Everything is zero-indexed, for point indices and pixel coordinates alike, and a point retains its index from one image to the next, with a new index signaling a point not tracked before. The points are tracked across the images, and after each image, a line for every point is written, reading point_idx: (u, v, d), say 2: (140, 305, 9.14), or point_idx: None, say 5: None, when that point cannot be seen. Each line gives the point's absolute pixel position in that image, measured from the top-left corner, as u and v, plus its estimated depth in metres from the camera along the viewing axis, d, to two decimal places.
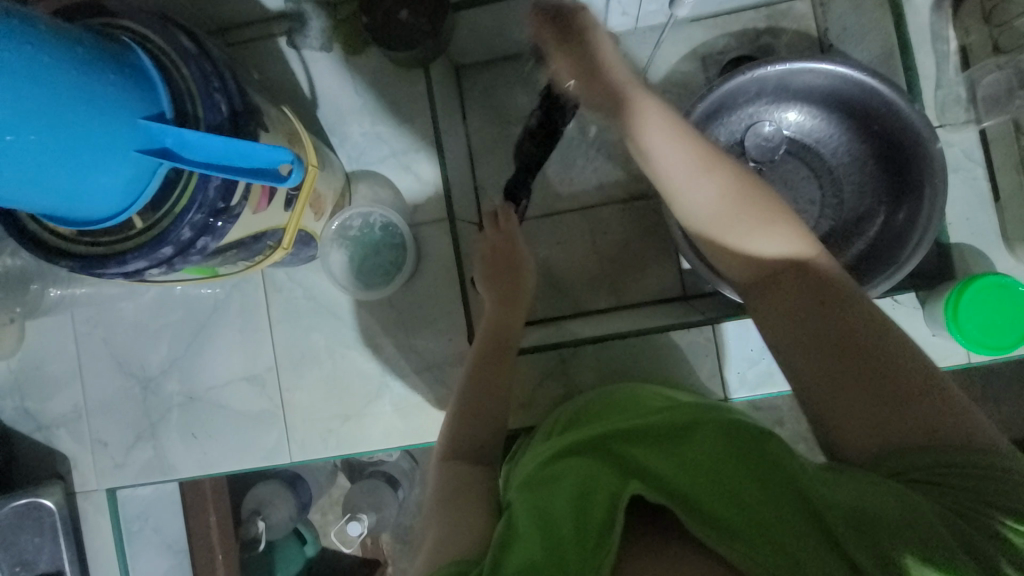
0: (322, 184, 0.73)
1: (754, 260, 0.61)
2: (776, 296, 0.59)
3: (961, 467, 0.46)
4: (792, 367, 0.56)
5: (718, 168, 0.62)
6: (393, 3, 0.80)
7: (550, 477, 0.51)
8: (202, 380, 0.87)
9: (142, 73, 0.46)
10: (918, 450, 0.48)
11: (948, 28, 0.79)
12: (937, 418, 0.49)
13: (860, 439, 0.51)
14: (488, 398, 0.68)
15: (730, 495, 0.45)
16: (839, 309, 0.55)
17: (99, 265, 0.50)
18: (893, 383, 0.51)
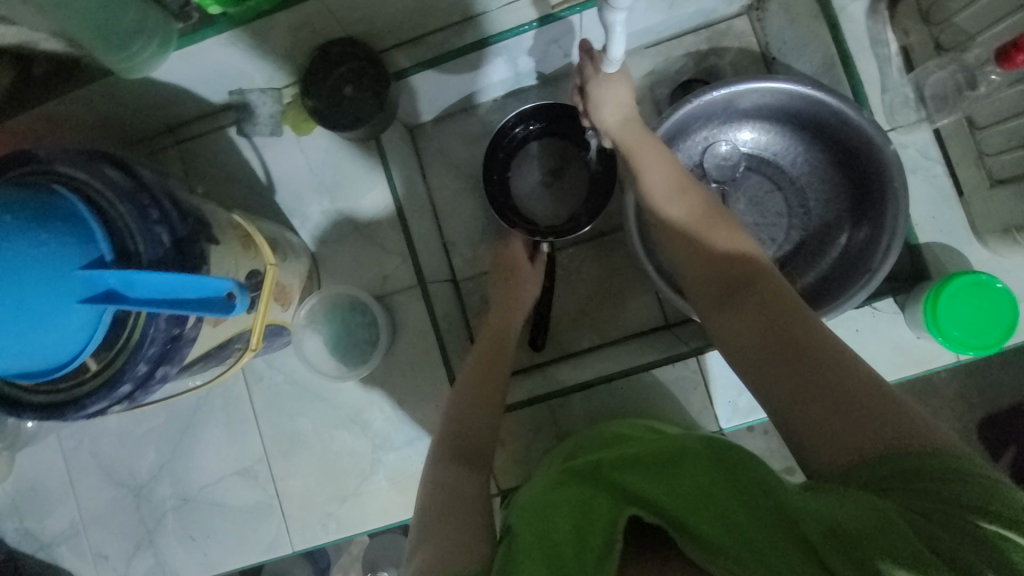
0: (285, 274, 0.73)
1: (708, 265, 0.58)
2: (728, 306, 0.54)
3: (933, 469, 0.38)
4: (751, 374, 0.49)
5: (691, 191, 0.64)
6: (336, 80, 0.80)
7: (554, 506, 0.53)
8: (193, 479, 0.85)
9: (79, 220, 0.46)
10: (886, 454, 0.40)
11: (886, 31, 0.78)
12: (900, 415, 0.41)
13: (824, 444, 0.43)
14: (474, 409, 0.66)
15: (720, 517, 0.44)
16: (796, 312, 0.50)
17: (59, 412, 0.49)
18: (850, 378, 0.44)
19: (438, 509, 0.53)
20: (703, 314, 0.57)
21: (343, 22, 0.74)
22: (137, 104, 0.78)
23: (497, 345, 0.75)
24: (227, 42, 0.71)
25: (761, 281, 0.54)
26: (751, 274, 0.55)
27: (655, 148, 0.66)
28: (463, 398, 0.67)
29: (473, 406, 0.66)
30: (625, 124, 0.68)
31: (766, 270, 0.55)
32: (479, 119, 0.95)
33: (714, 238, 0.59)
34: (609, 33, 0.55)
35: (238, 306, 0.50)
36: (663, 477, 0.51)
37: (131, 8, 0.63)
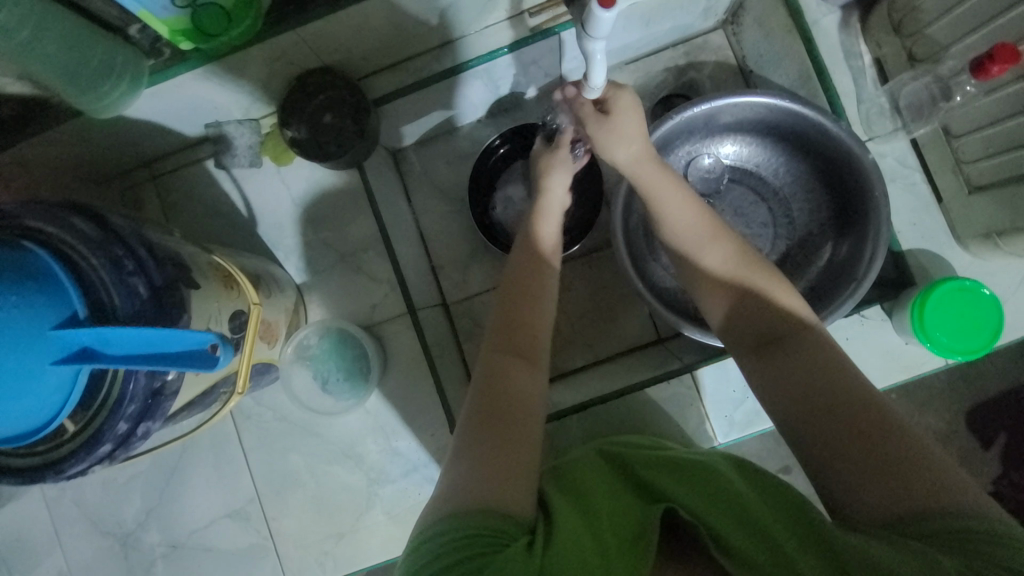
0: (270, 311, 0.72)
1: (747, 318, 0.58)
2: (769, 359, 0.55)
3: (979, 534, 0.40)
4: (795, 428, 0.51)
5: (719, 234, 0.62)
6: (315, 109, 0.79)
7: (586, 489, 0.54)
8: (183, 524, 0.82)
9: (48, 277, 0.44)
10: (929, 511, 0.42)
11: (860, 43, 0.80)
12: (940, 476, 0.44)
13: (869, 500, 0.45)
14: (517, 331, 0.60)
15: (751, 522, 0.44)
16: (843, 374, 0.51)
17: (38, 477, 0.47)
18: (898, 445, 0.46)
19: (483, 423, 0.53)
20: (739, 359, 0.58)
21: (320, 52, 0.73)
22: (110, 141, 0.76)
23: (524, 284, 0.64)
24: (201, 77, 0.69)
25: (803, 338, 0.55)
26: (793, 331, 0.56)
27: (683, 190, 0.62)
28: (504, 330, 0.61)
29: (518, 329, 0.61)
30: (640, 162, 0.62)
31: (807, 324, 0.56)
32: (462, 140, 0.94)
33: (754, 284, 0.59)
34: (590, 61, 0.55)
35: (221, 358, 0.51)
36: (692, 479, 0.50)
37: (98, 47, 0.61)
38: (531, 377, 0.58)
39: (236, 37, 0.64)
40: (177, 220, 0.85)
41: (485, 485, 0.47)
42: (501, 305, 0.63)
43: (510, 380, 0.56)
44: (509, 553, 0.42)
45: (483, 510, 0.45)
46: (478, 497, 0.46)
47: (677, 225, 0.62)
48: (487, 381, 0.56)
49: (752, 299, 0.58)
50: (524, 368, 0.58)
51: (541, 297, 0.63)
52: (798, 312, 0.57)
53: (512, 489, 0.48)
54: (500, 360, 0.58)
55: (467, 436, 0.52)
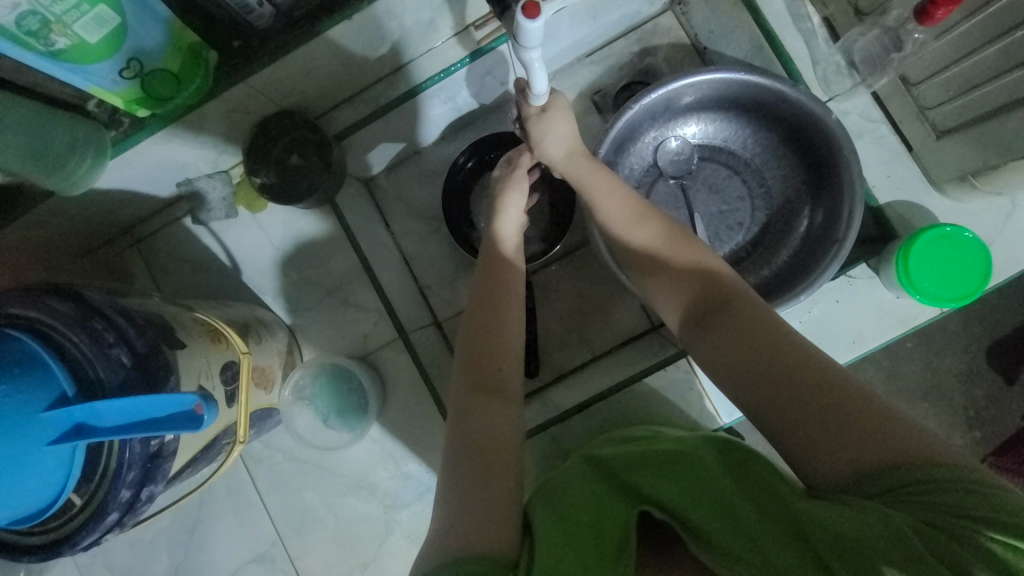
0: (262, 357, 0.73)
1: (686, 295, 0.59)
2: (710, 331, 0.56)
3: (939, 484, 0.41)
4: (746, 400, 0.52)
5: (648, 219, 0.64)
6: (280, 152, 0.80)
7: (569, 495, 0.53)
8: (212, 574, 0.84)
9: (34, 361, 0.45)
10: (889, 470, 0.43)
11: (807, 5, 0.80)
12: (898, 430, 0.45)
13: (835, 466, 0.46)
14: (489, 356, 0.62)
15: (726, 512, 0.45)
16: (776, 335, 0.52)
17: (54, 553, 0.49)
18: (850, 405, 0.47)
19: (469, 455, 0.54)
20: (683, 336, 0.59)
21: (276, 96, 0.75)
22: (88, 212, 0.78)
23: (495, 296, 0.65)
24: (163, 140, 0.71)
25: (737, 306, 0.56)
26: (728, 300, 0.57)
27: (608, 180, 0.66)
28: (471, 367, 0.61)
29: (486, 357, 0.61)
30: (570, 160, 0.68)
31: (740, 289, 0.57)
32: (430, 158, 0.94)
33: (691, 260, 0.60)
34: (531, 69, 0.56)
35: (205, 419, 0.51)
36: (668, 469, 0.51)
37: (58, 126, 0.63)
38: (503, 410, 0.58)
39: (188, 97, 0.66)
40: (165, 280, 0.87)
41: (472, 528, 0.49)
42: (467, 337, 0.63)
43: (482, 415, 0.57)
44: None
45: (469, 558, 0.46)
46: (464, 544, 0.48)
47: (614, 217, 0.65)
48: (461, 421, 0.57)
49: (693, 274, 0.59)
50: (496, 403, 0.58)
51: (511, 304, 0.65)
52: (729, 281, 0.58)
53: (495, 528, 0.49)
54: (472, 400, 0.58)
55: (453, 473, 0.54)
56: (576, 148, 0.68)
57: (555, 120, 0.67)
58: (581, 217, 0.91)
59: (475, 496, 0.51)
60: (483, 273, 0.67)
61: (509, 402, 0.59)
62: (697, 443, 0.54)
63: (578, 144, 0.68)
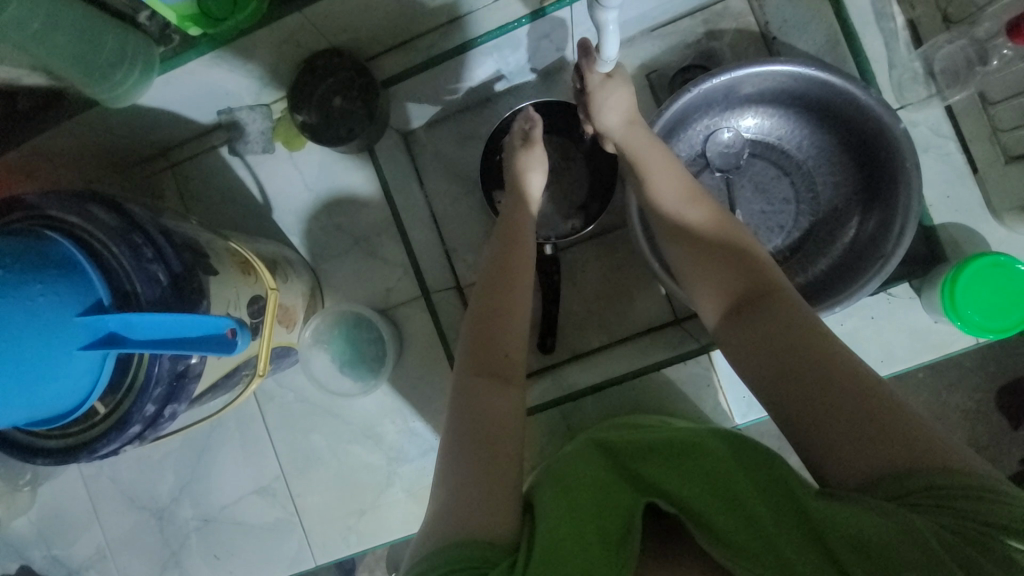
0: (287, 296, 0.73)
1: (728, 281, 0.58)
2: (743, 323, 0.55)
3: (957, 491, 0.41)
4: (768, 396, 0.51)
5: (695, 202, 0.63)
6: (325, 91, 0.78)
7: (576, 479, 0.54)
8: (214, 499, 0.86)
9: (75, 266, 0.45)
10: (914, 474, 0.43)
11: (892, 4, 0.76)
12: (919, 436, 0.44)
13: (852, 466, 0.45)
14: (499, 331, 0.62)
15: (741, 509, 0.44)
16: (805, 328, 0.52)
17: (73, 457, 0.49)
18: (872, 405, 0.46)
19: (473, 441, 0.54)
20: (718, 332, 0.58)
21: (328, 33, 0.72)
22: (128, 129, 0.78)
23: (510, 261, 0.67)
24: (211, 63, 0.69)
25: (772, 296, 0.55)
26: (764, 291, 0.56)
27: (661, 154, 0.66)
28: (478, 349, 0.61)
29: (493, 328, 0.62)
30: (629, 127, 0.69)
31: (782, 286, 0.56)
32: (473, 119, 0.91)
33: (738, 253, 0.59)
34: (602, 32, 0.54)
35: (239, 344, 0.51)
36: (677, 462, 0.51)
37: (110, 37, 0.62)
38: (506, 396, 0.58)
39: (241, 22, 0.64)
40: (196, 207, 0.87)
41: (475, 514, 0.49)
42: (472, 315, 0.64)
43: (484, 396, 0.57)
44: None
45: (473, 542, 0.46)
46: (458, 527, 0.47)
47: (664, 197, 0.64)
48: (466, 397, 0.57)
49: (732, 265, 0.58)
50: (499, 389, 0.58)
51: (522, 274, 0.66)
52: (770, 273, 0.57)
53: (496, 518, 0.49)
54: (475, 383, 0.58)
55: (453, 457, 0.54)
56: (634, 119, 0.69)
57: (619, 92, 0.69)
58: (620, 199, 0.89)
59: (479, 479, 0.51)
60: (502, 231, 0.71)
61: (512, 387, 0.59)
62: (706, 436, 0.53)
63: (636, 115, 0.69)
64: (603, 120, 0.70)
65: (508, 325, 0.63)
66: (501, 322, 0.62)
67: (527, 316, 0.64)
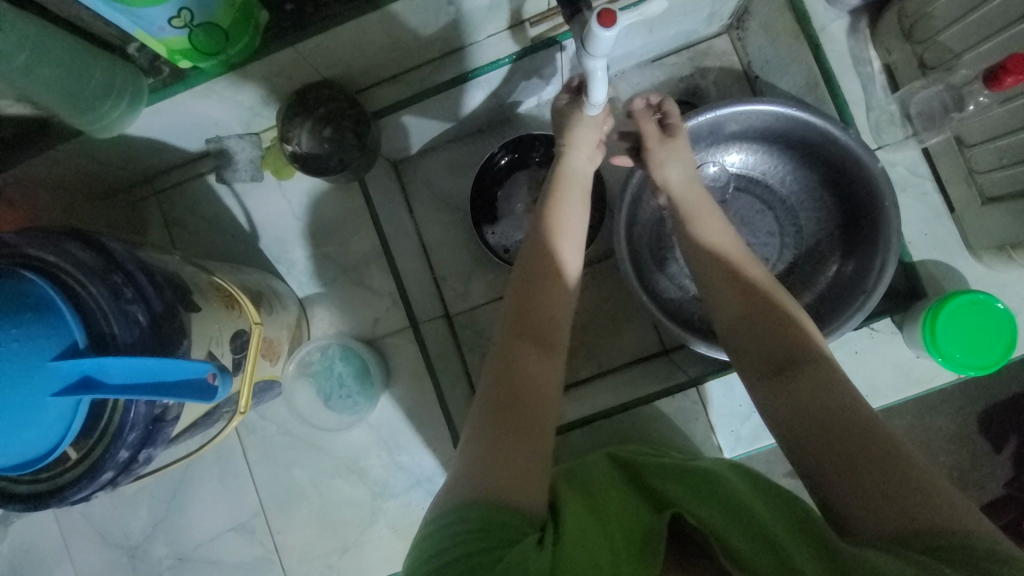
0: (272, 329, 0.72)
1: (765, 342, 0.58)
2: (780, 381, 0.54)
3: (993, 557, 0.38)
4: (795, 431, 0.51)
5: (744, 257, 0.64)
6: (314, 121, 0.78)
7: (598, 489, 0.55)
8: (190, 536, 0.83)
9: (49, 309, 0.43)
10: (940, 530, 0.40)
11: (870, 49, 0.79)
12: (949, 499, 0.42)
13: (875, 512, 0.44)
14: (542, 324, 0.61)
15: (757, 530, 0.44)
16: (852, 395, 0.51)
17: (40, 503, 0.47)
18: (900, 462, 0.45)
19: (502, 411, 0.53)
20: (753, 385, 0.57)
21: (319, 67, 0.72)
22: (114, 157, 0.77)
23: (544, 260, 0.64)
24: (201, 94, 0.69)
25: (815, 361, 0.54)
26: (807, 357, 0.55)
27: (711, 209, 0.68)
28: (520, 317, 0.61)
29: (536, 323, 0.61)
30: (684, 183, 0.70)
31: (824, 353, 0.56)
32: (464, 150, 0.92)
33: (780, 313, 0.59)
34: (592, 78, 0.56)
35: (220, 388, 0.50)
36: (696, 487, 0.51)
37: (97, 67, 0.61)
38: (545, 365, 0.58)
39: (234, 56, 0.64)
40: (182, 234, 0.86)
41: (502, 480, 0.48)
42: (517, 297, 0.63)
43: (527, 370, 0.57)
44: (523, 546, 0.43)
45: (493, 506, 0.45)
46: (487, 491, 0.46)
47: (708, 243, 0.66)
48: (500, 373, 0.57)
49: (777, 326, 0.58)
50: (537, 358, 0.59)
51: (557, 260, 0.64)
52: (813, 341, 0.56)
53: (522, 491, 0.48)
54: (514, 345, 0.59)
55: (483, 426, 0.53)
56: (692, 176, 0.71)
57: (677, 147, 0.70)
58: (609, 230, 0.90)
59: (508, 458, 0.50)
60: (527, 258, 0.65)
61: (551, 357, 0.59)
62: (722, 468, 0.55)
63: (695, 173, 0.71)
64: (659, 173, 0.71)
65: (547, 305, 0.62)
66: (545, 309, 0.62)
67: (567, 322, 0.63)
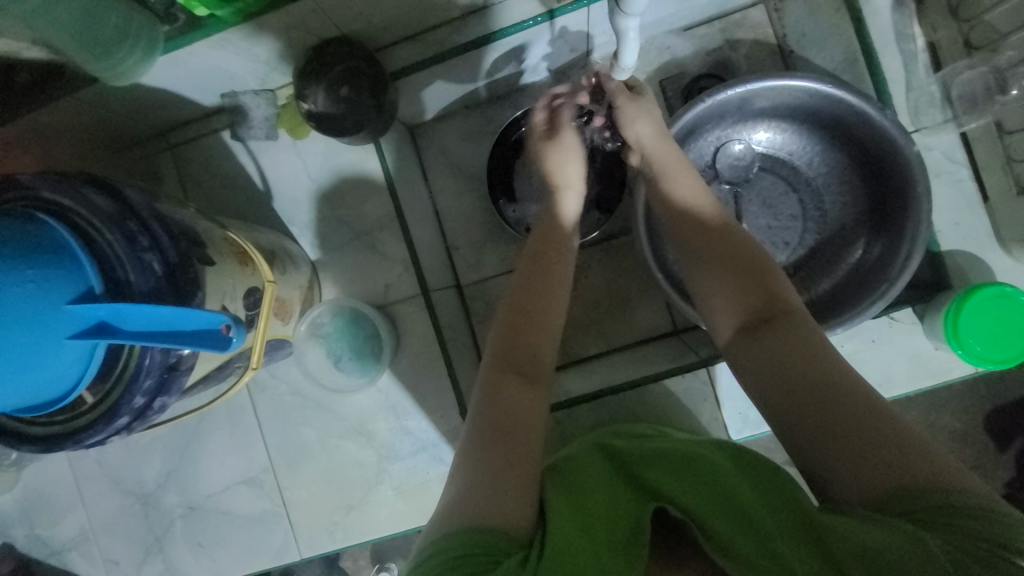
0: (285, 288, 0.72)
1: (742, 306, 0.58)
2: (752, 341, 0.56)
3: (962, 512, 0.41)
4: (773, 406, 0.52)
5: (719, 216, 0.64)
6: (333, 79, 0.75)
7: (584, 484, 0.54)
8: (201, 487, 0.85)
9: (66, 252, 0.43)
10: (918, 492, 0.43)
11: (914, 25, 0.75)
12: (926, 457, 0.45)
13: (859, 484, 0.46)
14: (527, 333, 0.63)
15: (747, 519, 0.45)
16: (825, 358, 0.52)
17: (57, 445, 0.48)
18: (879, 427, 0.47)
19: (492, 431, 0.55)
20: (731, 353, 0.58)
21: (338, 21, 0.70)
22: (129, 108, 0.76)
23: (543, 264, 0.67)
24: (217, 45, 0.67)
25: (791, 325, 0.55)
26: (782, 320, 0.55)
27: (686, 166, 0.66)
28: (504, 346, 0.62)
29: (528, 322, 0.63)
30: (655, 137, 0.68)
31: (796, 312, 0.56)
32: (483, 115, 0.90)
33: (760, 278, 0.59)
34: (621, 39, 0.53)
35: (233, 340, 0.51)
36: (683, 469, 0.52)
37: (114, 12, 0.60)
38: (530, 392, 0.59)
39: None
40: (196, 191, 0.86)
41: (490, 501, 0.49)
42: (506, 313, 0.65)
43: (509, 394, 0.58)
44: (507, 565, 0.44)
45: (484, 531, 0.46)
46: (477, 513, 0.48)
47: (686, 205, 0.65)
48: (487, 398, 0.58)
49: (754, 288, 0.58)
50: (524, 387, 0.59)
51: (558, 265, 0.68)
52: (786, 303, 0.57)
53: (512, 504, 0.49)
54: (498, 376, 0.60)
55: (472, 450, 0.54)
56: (661, 128, 0.68)
57: (647, 105, 0.69)
58: (627, 205, 0.88)
59: (501, 480, 0.51)
60: (536, 240, 0.70)
61: (538, 387, 0.60)
62: (709, 448, 0.55)
63: (661, 126, 0.68)
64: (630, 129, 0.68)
65: (542, 305, 0.65)
66: (542, 311, 0.64)
67: (557, 326, 0.65)
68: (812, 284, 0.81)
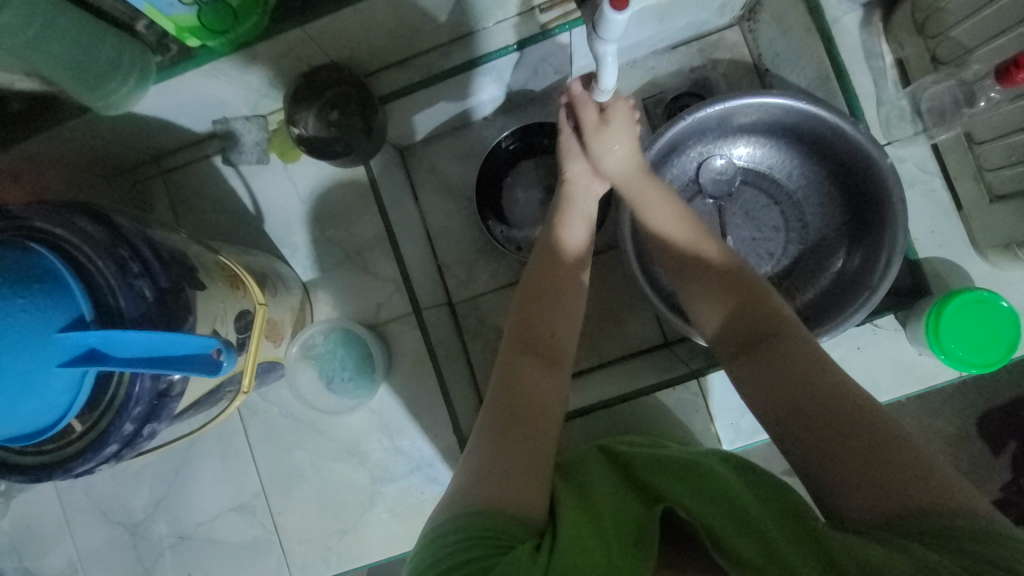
0: (276, 310, 0.73)
1: (736, 321, 0.60)
2: (749, 355, 0.58)
3: (966, 530, 0.40)
4: (772, 417, 0.54)
5: (708, 240, 0.66)
6: (324, 105, 0.77)
7: (593, 491, 0.54)
8: (192, 515, 0.84)
9: (58, 281, 0.44)
10: (922, 509, 0.42)
11: (882, 43, 0.78)
12: (932, 474, 0.44)
13: (865, 499, 0.45)
14: (541, 332, 0.63)
15: (751, 526, 0.45)
16: (822, 369, 0.53)
17: (46, 474, 0.48)
18: (883, 440, 0.47)
19: (504, 419, 0.55)
20: (728, 365, 0.60)
21: (326, 48, 0.71)
22: (121, 136, 0.77)
23: (556, 266, 0.67)
24: (208, 74, 0.68)
25: (785, 338, 0.56)
26: (776, 332, 0.57)
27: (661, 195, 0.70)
28: (521, 335, 0.62)
29: (539, 326, 0.63)
30: (628, 169, 0.71)
31: (790, 325, 0.58)
32: (471, 136, 0.92)
33: (754, 294, 0.61)
34: (602, 63, 0.56)
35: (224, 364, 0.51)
36: (690, 478, 0.52)
37: (104, 43, 0.61)
38: (553, 378, 0.60)
39: (242, 34, 0.63)
40: (187, 215, 0.86)
41: (505, 492, 0.49)
42: (520, 306, 0.65)
43: (527, 382, 0.58)
44: (518, 552, 0.43)
45: (494, 513, 0.46)
46: (487, 499, 0.48)
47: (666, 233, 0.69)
48: (505, 386, 0.58)
49: (749, 303, 0.60)
50: (542, 368, 0.60)
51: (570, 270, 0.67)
52: (779, 316, 0.58)
53: (527, 495, 0.50)
54: (515, 359, 0.60)
55: (486, 434, 0.54)
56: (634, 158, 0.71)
57: (618, 130, 0.71)
58: (614, 220, 0.90)
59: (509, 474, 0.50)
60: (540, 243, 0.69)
61: (556, 371, 0.61)
62: (712, 457, 0.55)
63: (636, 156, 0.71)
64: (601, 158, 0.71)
65: (558, 300, 0.65)
66: (557, 304, 0.64)
67: (574, 324, 0.65)
68: (797, 293, 0.83)
